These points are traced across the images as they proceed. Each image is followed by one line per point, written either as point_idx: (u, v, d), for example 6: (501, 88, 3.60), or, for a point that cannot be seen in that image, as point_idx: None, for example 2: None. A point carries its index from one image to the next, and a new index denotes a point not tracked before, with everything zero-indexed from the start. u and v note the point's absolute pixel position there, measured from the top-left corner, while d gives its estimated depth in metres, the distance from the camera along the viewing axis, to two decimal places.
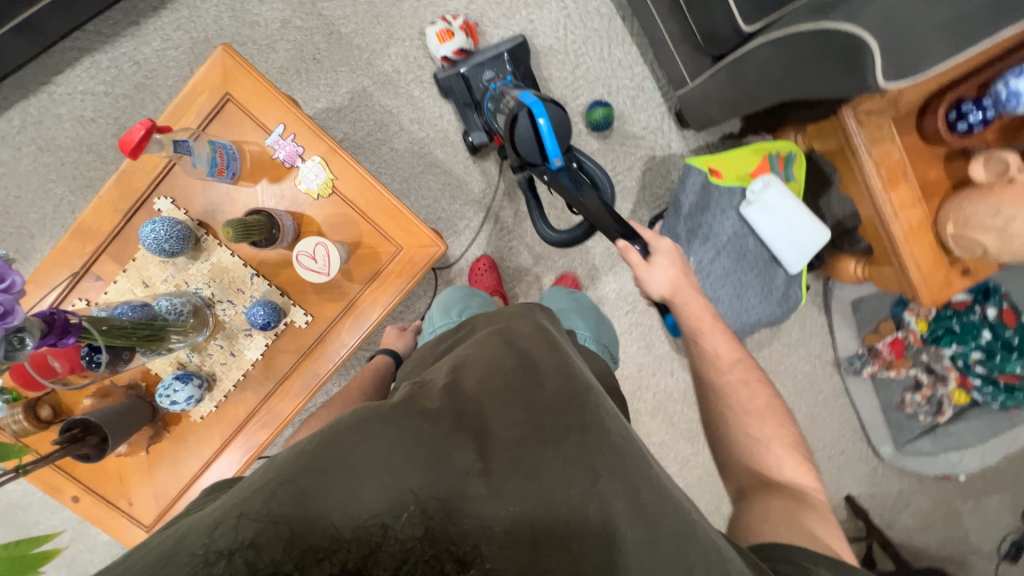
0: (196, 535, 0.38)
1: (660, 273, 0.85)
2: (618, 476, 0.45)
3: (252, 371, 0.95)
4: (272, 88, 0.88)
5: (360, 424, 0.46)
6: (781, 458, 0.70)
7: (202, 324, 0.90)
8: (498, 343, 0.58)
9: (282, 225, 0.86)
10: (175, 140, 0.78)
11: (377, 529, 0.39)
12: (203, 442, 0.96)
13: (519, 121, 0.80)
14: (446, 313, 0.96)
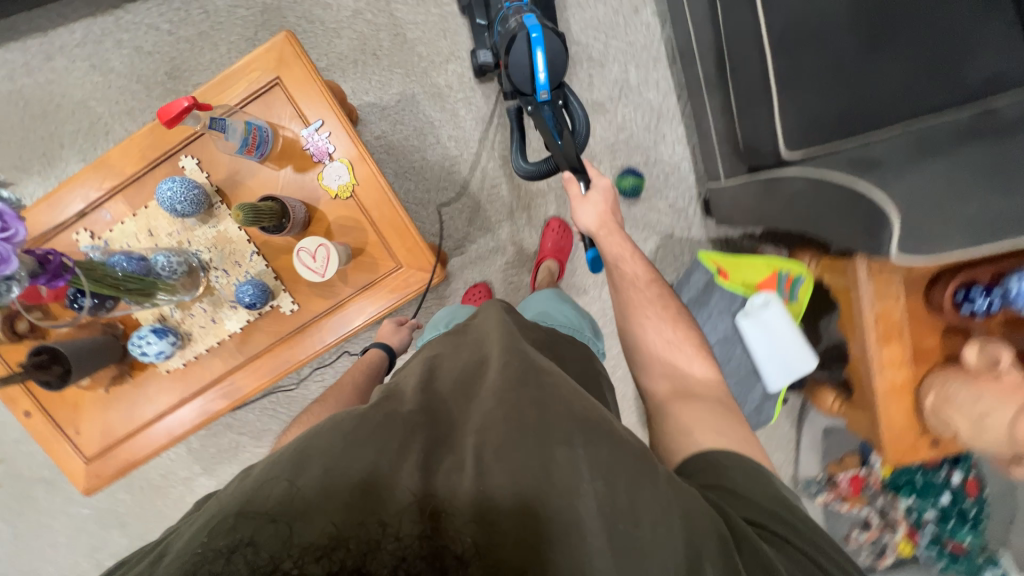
0: (191, 546, 0.41)
1: (593, 210, 0.92)
2: (590, 443, 0.47)
3: (227, 341, 0.97)
4: (321, 83, 0.90)
5: (335, 424, 0.49)
6: (689, 358, 0.77)
7: (193, 284, 0.92)
8: (469, 348, 0.63)
9: (293, 216, 0.88)
10: (212, 116, 0.80)
11: (377, 528, 0.39)
12: (161, 394, 0.98)
13: (516, 42, 0.91)
14: (436, 326, 0.98)
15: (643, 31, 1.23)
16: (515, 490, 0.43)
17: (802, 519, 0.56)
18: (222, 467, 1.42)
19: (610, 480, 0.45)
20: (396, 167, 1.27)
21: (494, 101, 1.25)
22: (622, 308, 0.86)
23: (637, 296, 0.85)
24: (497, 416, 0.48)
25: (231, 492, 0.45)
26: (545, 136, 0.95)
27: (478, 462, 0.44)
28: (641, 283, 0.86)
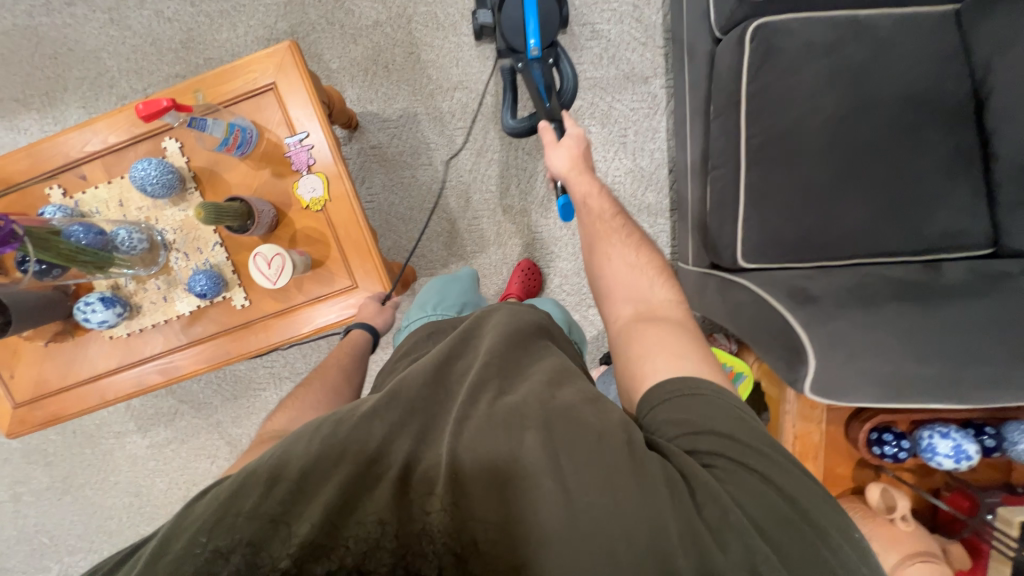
0: (178, 550, 0.41)
1: (563, 154, 0.85)
2: (555, 427, 0.50)
3: (174, 321, 0.98)
4: (315, 97, 0.92)
5: (314, 429, 0.51)
6: (650, 279, 0.71)
7: (153, 260, 0.94)
8: (451, 342, 0.65)
9: (258, 220, 0.89)
10: (192, 117, 0.82)
11: (376, 528, 0.44)
12: (100, 358, 0.99)
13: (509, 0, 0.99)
14: (422, 306, 0.99)
15: (649, 100, 1.24)
16: (498, 491, 0.47)
17: (774, 447, 0.49)
18: (158, 429, 1.44)
19: (582, 458, 0.48)
20: (384, 178, 1.29)
21: (492, 136, 1.27)
22: (588, 245, 0.80)
23: (605, 227, 0.79)
24: (471, 418, 0.53)
25: (215, 495, 0.46)
26: (529, 83, 0.97)
27: (457, 456, 0.49)
28: (606, 215, 0.80)
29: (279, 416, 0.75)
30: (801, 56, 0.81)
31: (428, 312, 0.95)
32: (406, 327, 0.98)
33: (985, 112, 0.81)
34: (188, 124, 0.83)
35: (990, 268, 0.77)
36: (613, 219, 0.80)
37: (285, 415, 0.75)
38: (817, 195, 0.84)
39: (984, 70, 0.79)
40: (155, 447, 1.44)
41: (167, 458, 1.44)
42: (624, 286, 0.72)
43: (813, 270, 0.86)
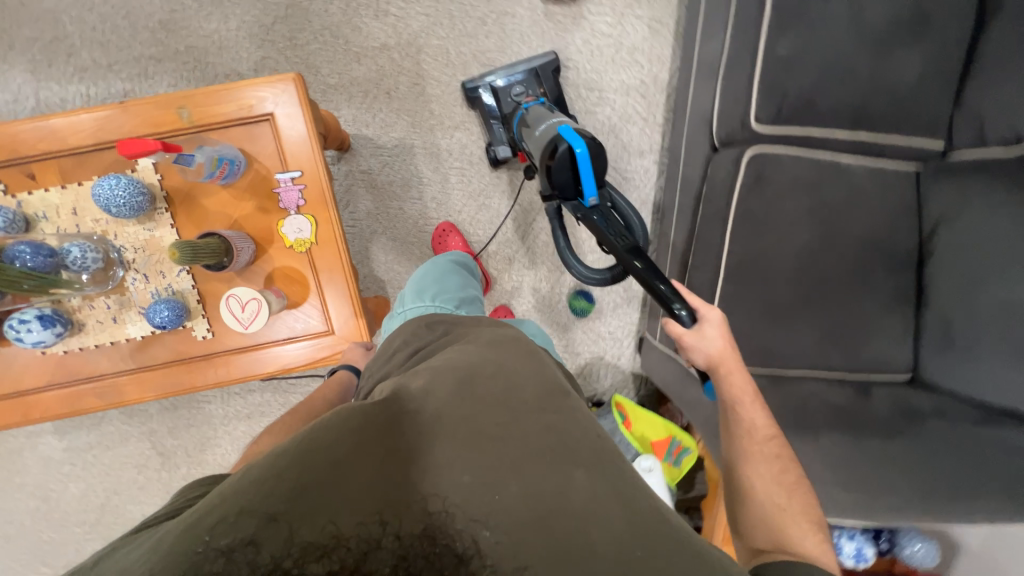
0: (175, 546, 0.38)
1: (706, 345, 0.81)
2: (577, 459, 0.50)
3: (122, 344, 0.91)
4: (313, 137, 0.87)
5: (339, 419, 0.49)
6: (800, 524, 0.69)
7: (105, 280, 0.86)
8: (478, 347, 0.65)
9: (234, 258, 0.85)
10: (178, 154, 0.78)
11: (377, 528, 0.42)
12: (25, 374, 0.90)
13: (559, 152, 0.85)
14: (419, 293, 0.95)
15: (640, 173, 1.29)
16: (513, 509, 0.44)
17: None
18: (79, 432, 1.32)
19: (598, 492, 0.47)
20: (370, 205, 1.25)
21: (487, 181, 1.27)
22: (732, 459, 0.79)
23: (757, 453, 0.76)
24: (501, 428, 0.52)
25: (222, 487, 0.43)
26: (611, 241, 0.86)
27: (472, 472, 0.47)
28: (758, 436, 0.78)
29: (265, 439, 0.77)
30: (786, 187, 0.89)
31: (427, 304, 0.91)
32: (401, 316, 0.94)
33: (925, 265, 0.91)
34: (174, 161, 0.80)
35: (907, 403, 0.89)
36: (766, 444, 0.77)
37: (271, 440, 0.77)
38: (778, 312, 0.92)
39: (931, 228, 0.90)
40: (73, 451, 1.32)
41: (85, 463, 1.33)
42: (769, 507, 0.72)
43: (765, 377, 0.95)
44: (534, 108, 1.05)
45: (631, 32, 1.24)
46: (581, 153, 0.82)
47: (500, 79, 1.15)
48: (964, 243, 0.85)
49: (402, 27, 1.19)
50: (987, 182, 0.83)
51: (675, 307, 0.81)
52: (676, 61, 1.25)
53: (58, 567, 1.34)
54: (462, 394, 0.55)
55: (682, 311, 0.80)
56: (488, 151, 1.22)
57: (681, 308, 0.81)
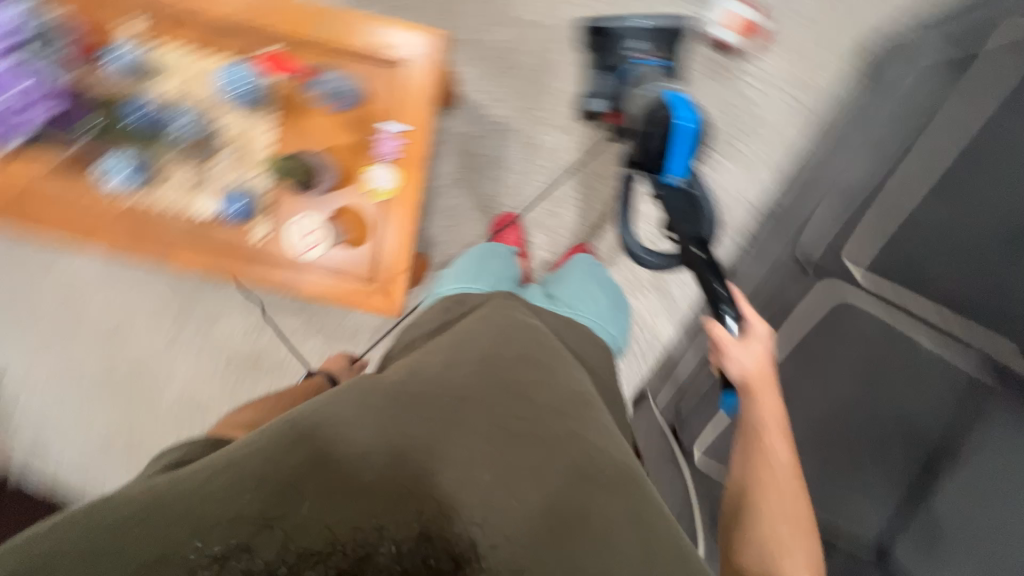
0: (167, 542, 0.43)
1: (746, 358, 0.74)
2: (591, 479, 0.52)
3: (185, 213, 0.94)
4: (430, 99, 0.88)
5: (357, 396, 0.56)
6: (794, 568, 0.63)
7: (198, 152, 0.92)
8: (511, 333, 0.68)
9: (317, 183, 0.89)
10: (308, 79, 0.88)
11: (372, 532, 0.46)
12: (93, 203, 0.95)
13: (660, 117, 0.79)
14: (457, 274, 0.93)
15: None
16: (523, 519, 0.49)
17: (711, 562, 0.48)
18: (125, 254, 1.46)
19: (609, 516, 0.49)
20: (450, 168, 1.28)
21: (568, 192, 1.26)
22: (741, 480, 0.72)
23: (769, 491, 0.69)
24: (523, 427, 0.55)
25: (215, 478, 0.47)
26: (679, 226, 0.79)
27: (491, 473, 0.51)
28: (779, 472, 0.70)
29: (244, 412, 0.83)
30: None
31: (466, 284, 0.89)
32: (438, 295, 0.91)
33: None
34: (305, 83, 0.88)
35: None
36: (788, 484, 0.69)
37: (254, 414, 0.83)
38: None
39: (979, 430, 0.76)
40: (111, 268, 1.47)
41: (118, 283, 1.47)
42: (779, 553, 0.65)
43: None
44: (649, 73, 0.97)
45: (772, 107, 1.16)
46: (682, 125, 0.78)
47: (624, 26, 1.02)
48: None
49: (552, 20, 1.21)
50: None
51: (722, 308, 0.74)
52: (809, 153, 1.14)
53: (62, 359, 1.50)
54: (485, 385, 0.58)
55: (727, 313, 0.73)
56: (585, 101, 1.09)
57: (728, 311, 0.74)
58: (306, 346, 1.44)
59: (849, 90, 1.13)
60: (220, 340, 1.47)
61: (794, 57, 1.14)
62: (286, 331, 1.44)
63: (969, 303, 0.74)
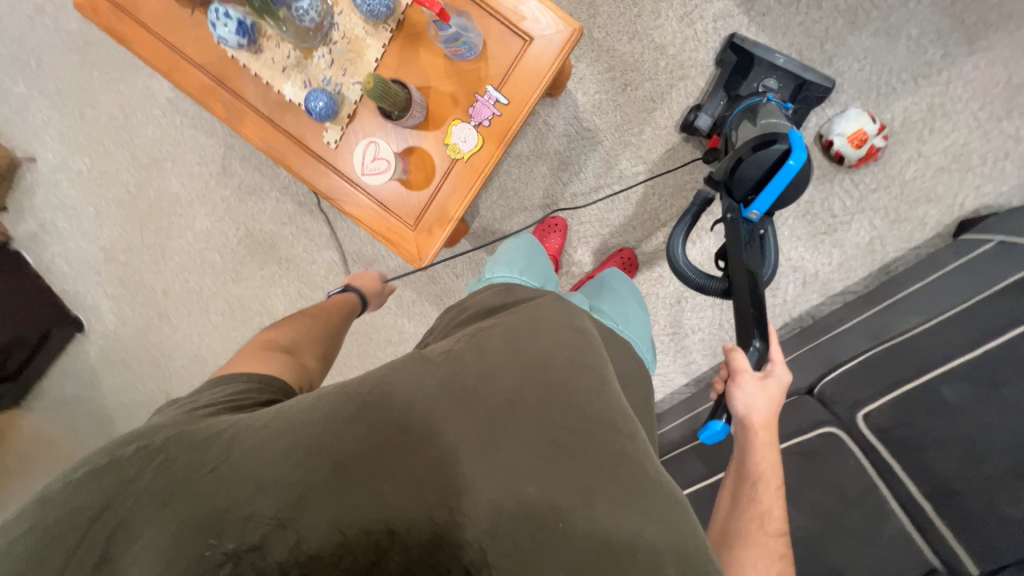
0: (197, 523, 0.47)
1: (757, 397, 0.76)
2: (644, 511, 0.50)
3: (272, 90, 0.95)
4: (542, 83, 0.87)
5: (403, 374, 0.57)
6: None
7: (306, 37, 0.91)
8: (571, 334, 0.66)
9: (404, 118, 0.88)
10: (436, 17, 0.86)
11: (384, 537, 0.47)
12: (191, 43, 0.96)
13: (772, 149, 0.78)
14: (508, 264, 0.96)
15: None
16: (560, 562, 0.46)
17: None
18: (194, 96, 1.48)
19: (656, 550, 0.47)
20: (527, 151, 1.28)
21: (623, 222, 1.25)
22: (726, 532, 0.68)
23: (752, 540, 0.65)
24: (571, 439, 0.53)
25: (259, 457, 0.50)
26: (739, 255, 0.83)
27: (536, 486, 0.50)
28: (766, 526, 0.66)
29: (283, 331, 0.88)
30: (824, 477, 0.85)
31: (514, 274, 0.92)
32: (486, 279, 0.93)
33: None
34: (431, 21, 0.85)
35: None
36: (774, 539, 0.64)
37: (291, 335, 0.88)
38: None
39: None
40: (174, 102, 1.48)
41: (174, 118, 1.49)
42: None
43: None
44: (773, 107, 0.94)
45: (854, 231, 1.13)
46: (791, 165, 0.76)
47: (764, 59, 1.06)
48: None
49: (678, 51, 1.19)
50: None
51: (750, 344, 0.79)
52: (857, 287, 1.14)
53: (97, 165, 1.53)
54: (536, 387, 0.56)
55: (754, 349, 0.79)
56: (693, 113, 1.14)
57: (757, 345, 0.79)
58: (321, 254, 1.46)
59: (925, 240, 1.10)
60: (245, 213, 1.48)
61: (889, 188, 1.11)
62: (308, 232, 1.46)
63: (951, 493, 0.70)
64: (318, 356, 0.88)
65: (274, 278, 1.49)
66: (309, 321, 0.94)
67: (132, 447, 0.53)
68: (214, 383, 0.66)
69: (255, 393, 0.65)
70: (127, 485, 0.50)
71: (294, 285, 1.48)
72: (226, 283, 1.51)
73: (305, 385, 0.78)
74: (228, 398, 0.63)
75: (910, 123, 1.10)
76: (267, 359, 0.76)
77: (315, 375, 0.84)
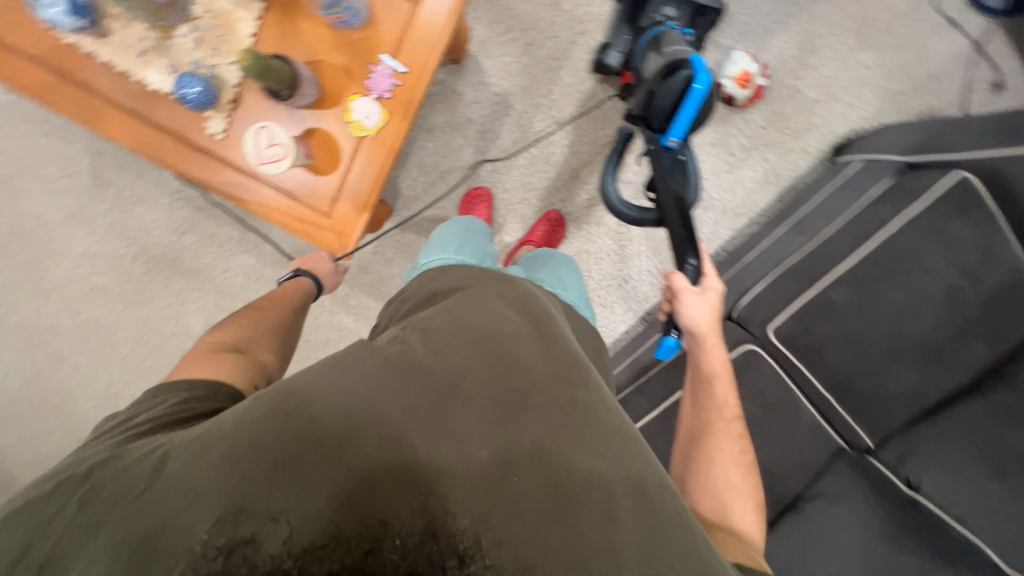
0: (146, 542, 0.44)
1: (699, 313, 0.77)
2: (595, 451, 0.52)
3: (134, 80, 0.84)
4: (438, 46, 0.83)
5: (336, 369, 0.56)
6: (738, 496, 0.67)
7: (161, 15, 0.80)
8: (513, 305, 0.67)
9: (294, 97, 0.82)
10: None
11: (372, 520, 0.45)
12: (30, 36, 0.84)
13: (677, 76, 0.80)
14: (442, 246, 0.93)
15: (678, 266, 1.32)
16: (538, 507, 0.47)
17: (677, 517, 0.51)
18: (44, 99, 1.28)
19: (610, 485, 0.50)
20: (439, 123, 1.25)
21: (548, 184, 1.26)
22: (694, 429, 0.75)
23: (719, 431, 0.73)
24: (523, 395, 0.54)
25: (195, 466, 0.48)
26: (665, 183, 0.84)
27: (490, 451, 0.50)
28: (726, 414, 0.74)
29: (227, 329, 0.80)
30: (748, 390, 0.96)
31: (450, 256, 0.90)
32: (423, 265, 0.90)
33: (788, 514, 0.91)
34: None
35: None
36: (732, 421, 0.73)
37: (237, 332, 0.80)
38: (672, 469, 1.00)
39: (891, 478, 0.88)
40: (20, 108, 1.28)
41: (25, 127, 1.29)
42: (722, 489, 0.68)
43: None
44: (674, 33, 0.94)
45: (752, 166, 1.23)
46: (698, 90, 0.77)
47: None
48: (828, 520, 0.87)
49: (574, 8, 1.20)
50: (878, 497, 0.87)
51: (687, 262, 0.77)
52: (761, 218, 1.24)
53: None
54: (483, 362, 0.56)
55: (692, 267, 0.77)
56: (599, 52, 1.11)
57: (692, 262, 0.78)
58: (235, 260, 1.34)
59: (811, 168, 1.22)
60: (134, 227, 1.32)
61: (776, 124, 1.22)
62: (216, 239, 1.33)
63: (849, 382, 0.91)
64: (274, 350, 0.83)
65: (184, 294, 1.35)
66: (257, 314, 0.86)
67: (52, 483, 0.49)
68: (159, 392, 0.61)
69: (196, 403, 0.61)
70: (51, 522, 0.46)
71: (209, 299, 1.35)
72: (127, 309, 1.35)
73: (263, 382, 0.73)
74: (169, 412, 0.58)
75: (786, 61, 1.20)
76: (216, 361, 0.69)
77: (274, 370, 0.79)
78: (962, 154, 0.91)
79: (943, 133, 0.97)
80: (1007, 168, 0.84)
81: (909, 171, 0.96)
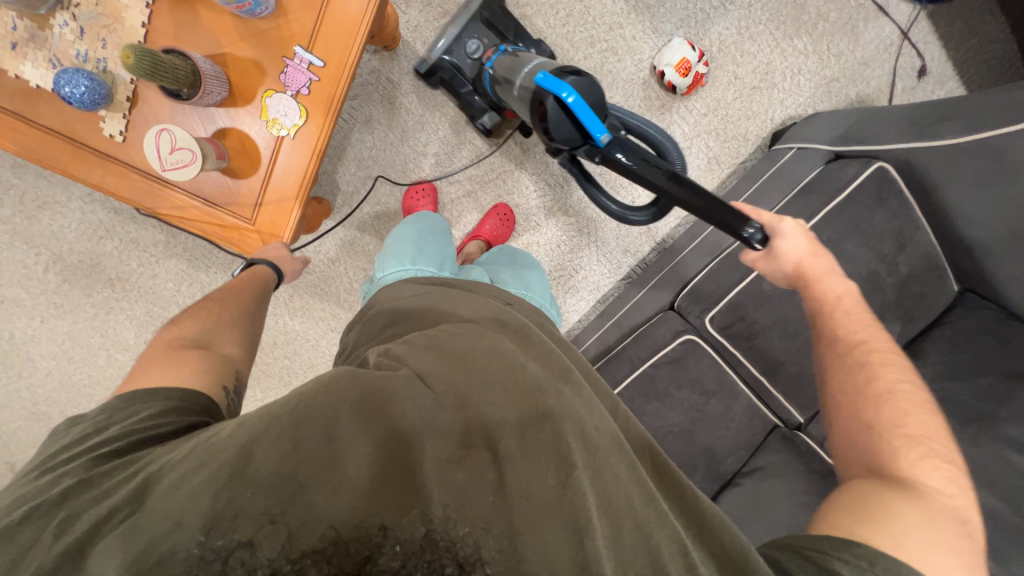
0: (136, 563, 0.39)
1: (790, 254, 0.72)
2: (566, 464, 0.45)
3: (11, 80, 0.75)
4: (357, 34, 0.78)
5: (325, 379, 0.49)
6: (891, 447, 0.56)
7: (34, 3, 0.71)
8: (493, 322, 0.62)
9: (198, 96, 0.74)
10: None
11: (377, 532, 0.41)
12: None
13: (547, 105, 0.72)
14: (397, 257, 0.88)
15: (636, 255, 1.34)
16: (524, 503, 0.43)
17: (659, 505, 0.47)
18: None
19: (585, 503, 0.44)
20: (375, 114, 1.18)
21: (493, 177, 1.24)
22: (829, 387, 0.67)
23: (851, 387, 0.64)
24: (505, 398, 0.49)
25: (181, 488, 0.42)
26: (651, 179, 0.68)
27: (467, 472, 0.44)
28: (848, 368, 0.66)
29: (186, 324, 0.68)
30: (687, 379, 0.99)
31: (407, 268, 0.85)
32: (379, 281, 0.87)
33: (729, 488, 0.95)
34: None
35: None
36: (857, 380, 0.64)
37: (194, 326, 0.68)
38: None
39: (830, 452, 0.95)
40: None
41: None
42: (937, 507, 0.50)
43: None
44: (500, 58, 0.94)
45: (695, 154, 1.23)
46: (572, 101, 0.68)
47: (445, 42, 1.04)
48: (760, 496, 0.91)
49: None
50: (804, 470, 0.93)
51: (746, 229, 0.66)
52: None
53: None
54: (462, 373, 0.51)
55: (753, 231, 0.67)
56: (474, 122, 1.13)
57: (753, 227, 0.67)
58: (164, 265, 1.25)
59: (751, 156, 1.25)
60: (42, 234, 1.20)
61: (717, 112, 1.22)
62: (138, 244, 1.23)
63: (783, 377, 0.97)
64: (239, 341, 0.70)
65: (109, 304, 1.25)
66: (216, 307, 0.73)
67: (18, 512, 0.42)
68: (129, 400, 0.52)
69: (170, 419, 0.51)
70: (22, 557, 0.40)
71: (139, 307, 1.26)
72: (45, 322, 1.24)
73: (230, 381, 0.62)
74: (138, 429, 0.49)
75: (725, 48, 1.20)
76: (174, 365, 0.58)
77: (243, 364, 0.68)
78: (883, 145, 0.94)
79: (868, 121, 0.99)
80: (918, 158, 0.89)
81: (835, 161, 0.98)
